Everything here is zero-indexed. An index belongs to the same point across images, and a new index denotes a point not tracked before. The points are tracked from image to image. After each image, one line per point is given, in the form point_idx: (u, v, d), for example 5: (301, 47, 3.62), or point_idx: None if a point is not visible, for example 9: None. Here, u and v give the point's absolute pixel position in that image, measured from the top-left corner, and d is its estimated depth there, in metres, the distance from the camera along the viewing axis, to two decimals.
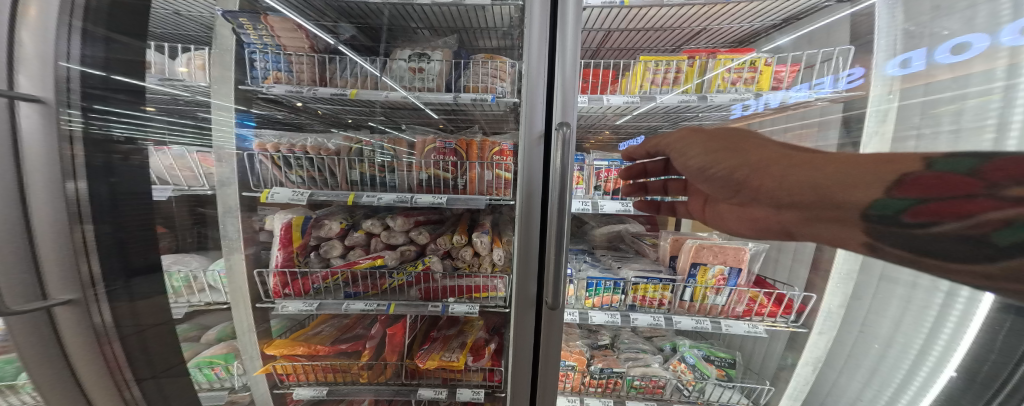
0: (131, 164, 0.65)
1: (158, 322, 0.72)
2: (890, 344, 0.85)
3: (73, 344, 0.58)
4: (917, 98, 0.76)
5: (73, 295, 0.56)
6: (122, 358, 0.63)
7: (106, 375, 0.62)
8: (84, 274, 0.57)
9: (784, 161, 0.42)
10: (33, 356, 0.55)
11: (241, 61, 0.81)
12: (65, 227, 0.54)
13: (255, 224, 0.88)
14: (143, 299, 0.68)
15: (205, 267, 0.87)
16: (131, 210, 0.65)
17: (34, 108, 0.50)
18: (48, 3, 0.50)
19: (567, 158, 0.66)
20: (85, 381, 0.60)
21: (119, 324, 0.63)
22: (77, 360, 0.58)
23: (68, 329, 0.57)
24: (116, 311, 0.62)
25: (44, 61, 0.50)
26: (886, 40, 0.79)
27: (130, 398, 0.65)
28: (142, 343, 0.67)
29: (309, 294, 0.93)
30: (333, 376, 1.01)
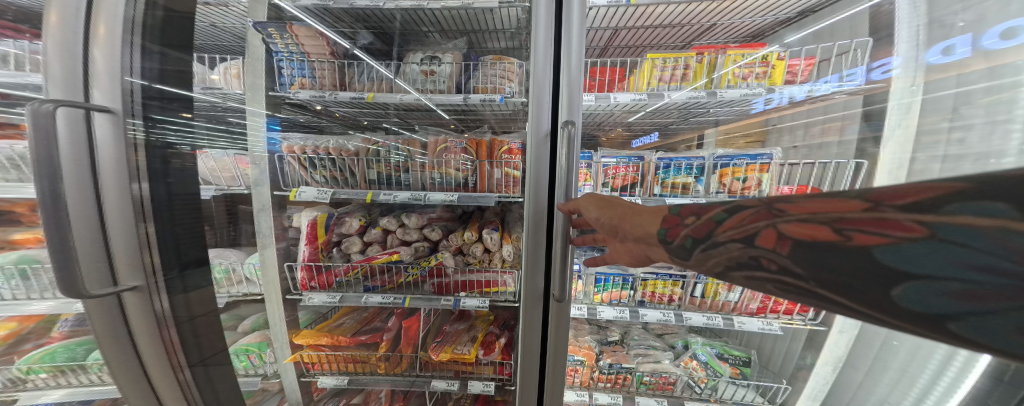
0: (183, 169, 0.73)
1: (207, 311, 0.80)
2: (914, 344, 0.80)
3: (138, 327, 0.65)
4: (950, 89, 0.72)
5: (137, 283, 0.63)
6: (178, 342, 0.71)
7: (166, 359, 0.70)
8: (148, 264, 0.65)
9: (631, 210, 0.55)
10: (108, 335, 0.63)
11: (270, 69, 0.88)
12: (131, 224, 0.61)
13: (285, 222, 0.96)
14: (196, 290, 0.76)
15: (242, 260, 0.96)
16: (183, 208, 0.73)
17: (105, 117, 0.57)
18: (114, 24, 0.57)
19: (572, 155, 0.68)
20: (148, 360, 0.68)
21: (175, 312, 0.71)
22: (143, 341, 0.67)
23: (134, 313, 0.65)
24: (172, 300, 0.69)
25: (112, 76, 0.57)
26: (909, 31, 0.75)
27: (183, 379, 0.73)
28: (194, 331, 0.75)
29: (333, 287, 0.99)
30: (353, 366, 1.07)
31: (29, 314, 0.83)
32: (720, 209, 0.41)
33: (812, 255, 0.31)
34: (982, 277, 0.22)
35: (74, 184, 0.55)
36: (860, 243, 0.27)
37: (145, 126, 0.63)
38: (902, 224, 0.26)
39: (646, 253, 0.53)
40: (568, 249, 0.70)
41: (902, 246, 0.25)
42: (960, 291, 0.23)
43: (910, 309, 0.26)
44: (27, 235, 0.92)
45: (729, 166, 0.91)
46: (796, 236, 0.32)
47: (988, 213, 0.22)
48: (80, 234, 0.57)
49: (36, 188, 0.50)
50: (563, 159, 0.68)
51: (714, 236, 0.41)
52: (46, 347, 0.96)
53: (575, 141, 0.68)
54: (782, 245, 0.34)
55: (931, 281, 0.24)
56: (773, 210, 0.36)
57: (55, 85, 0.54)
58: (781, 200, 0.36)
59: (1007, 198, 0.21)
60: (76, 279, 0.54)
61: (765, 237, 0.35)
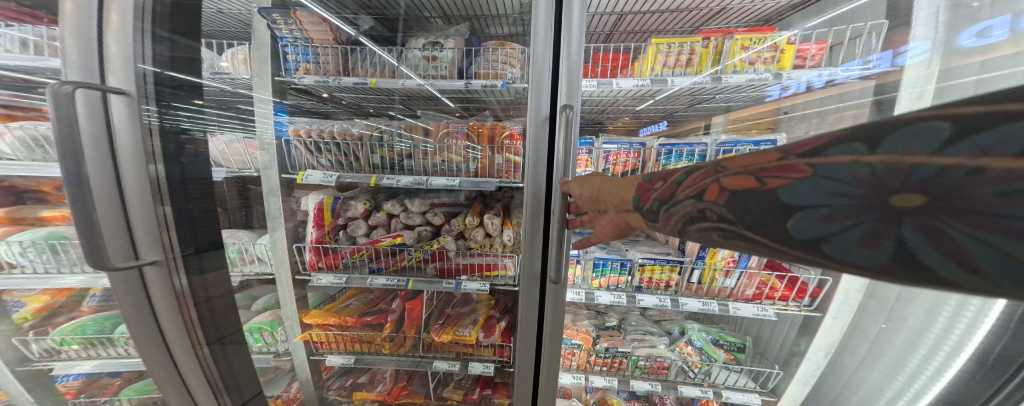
0: (198, 153, 0.77)
1: (222, 293, 0.84)
2: (900, 326, 0.81)
3: (161, 304, 0.70)
4: (971, 76, 0.67)
5: (157, 257, 0.67)
6: (196, 320, 0.75)
7: (185, 334, 0.74)
8: (166, 241, 0.68)
9: (609, 181, 0.56)
10: (133, 308, 0.68)
11: (276, 55, 0.90)
12: (150, 203, 0.64)
13: (294, 205, 0.99)
14: (211, 272, 0.80)
15: (253, 241, 0.99)
16: (198, 189, 0.76)
17: (121, 99, 0.60)
18: (126, 10, 0.58)
19: (570, 140, 0.69)
20: (168, 334, 0.73)
21: (194, 291, 0.75)
22: (164, 316, 0.71)
23: (156, 288, 0.69)
24: (190, 280, 0.74)
25: (126, 60, 0.59)
26: (928, 12, 0.70)
27: (201, 355, 0.77)
28: (211, 310, 0.79)
29: (339, 268, 1.02)
30: (360, 346, 1.11)
31: (61, 286, 0.89)
32: (682, 172, 0.41)
33: (741, 202, 0.32)
34: (841, 202, 0.26)
35: (94, 161, 0.58)
36: (771, 186, 0.30)
37: (159, 111, 0.65)
38: (797, 167, 0.29)
39: (625, 221, 0.53)
40: (564, 231, 0.72)
41: (795, 184, 0.28)
42: (828, 216, 0.26)
43: (800, 238, 0.29)
44: (55, 213, 0.96)
45: (732, 152, 0.91)
46: (729, 186, 0.34)
47: (848, 152, 0.26)
48: (102, 210, 0.60)
49: (61, 166, 0.54)
50: (561, 143, 0.69)
51: (673, 196, 0.40)
52: (77, 320, 1.02)
53: (573, 127, 0.70)
54: (720, 197, 0.35)
55: (811, 209, 0.27)
56: (718, 168, 0.36)
57: (74, 71, 0.57)
58: (726, 160, 0.37)
59: (864, 139, 0.26)
60: (103, 253, 0.58)
61: (710, 192, 0.36)
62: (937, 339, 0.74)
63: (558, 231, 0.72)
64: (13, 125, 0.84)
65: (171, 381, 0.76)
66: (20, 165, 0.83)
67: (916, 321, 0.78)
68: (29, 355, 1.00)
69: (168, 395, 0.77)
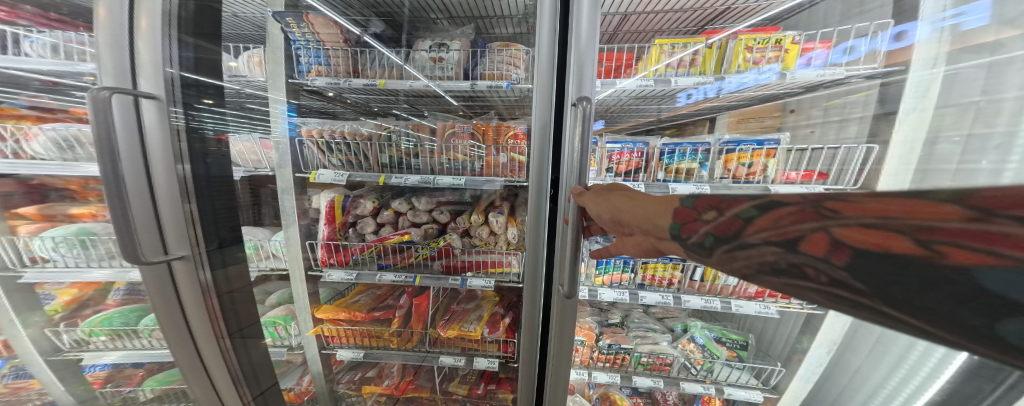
0: (221, 150, 0.80)
1: (244, 285, 0.87)
2: None
3: (187, 296, 0.74)
4: (979, 78, 0.66)
5: (185, 252, 0.71)
6: (219, 311, 0.79)
7: (209, 325, 0.78)
8: (192, 238, 0.72)
9: (632, 202, 0.53)
10: (161, 299, 0.72)
11: (289, 57, 0.93)
12: (179, 202, 0.68)
13: (306, 203, 1.02)
14: (235, 265, 0.84)
15: (268, 237, 1.03)
16: (220, 188, 0.79)
17: (151, 103, 0.63)
18: (156, 17, 0.62)
19: (585, 139, 0.69)
20: (195, 325, 0.76)
21: (217, 285, 0.78)
22: (190, 307, 0.75)
23: (183, 282, 0.73)
24: (213, 273, 0.77)
25: (154, 65, 0.63)
26: (932, 11, 0.70)
27: (223, 346, 0.81)
28: (231, 303, 0.83)
29: (349, 264, 1.05)
30: (369, 340, 1.15)
31: (89, 280, 0.94)
32: (749, 205, 0.36)
33: (880, 268, 0.24)
34: None
35: (129, 161, 0.62)
36: (954, 260, 0.20)
37: (185, 114, 0.69)
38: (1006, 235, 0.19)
39: (655, 247, 0.49)
40: (579, 240, 0.71)
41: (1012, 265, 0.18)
42: None
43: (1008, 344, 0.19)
44: (83, 210, 1.01)
45: (735, 151, 0.91)
46: (853, 243, 0.26)
47: None
48: (137, 207, 0.64)
49: (99, 167, 0.58)
50: (578, 144, 0.70)
51: (742, 236, 0.35)
52: (102, 312, 1.07)
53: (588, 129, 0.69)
54: (836, 254, 0.27)
55: None
56: (819, 209, 0.29)
57: (110, 76, 0.60)
58: (831, 198, 0.29)
59: None
60: (136, 248, 0.63)
61: (813, 243, 0.28)
62: None
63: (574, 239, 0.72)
64: (45, 127, 0.89)
65: (194, 370, 0.81)
66: (53, 164, 0.87)
67: None
68: (59, 345, 1.05)
69: (191, 382, 0.81)
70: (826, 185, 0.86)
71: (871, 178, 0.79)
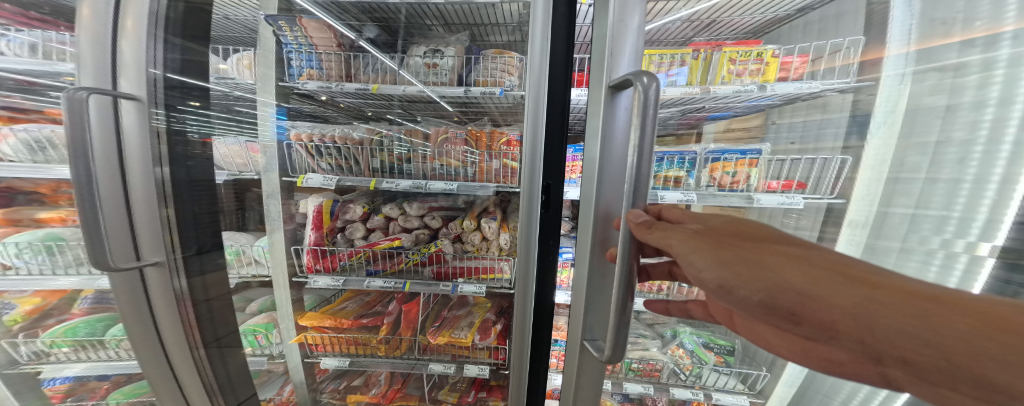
0: (205, 156, 0.78)
1: (222, 293, 0.84)
2: None
3: (160, 305, 0.70)
4: (942, 94, 0.69)
5: (159, 258, 0.68)
6: (195, 320, 0.75)
7: (184, 336, 0.73)
8: (168, 244, 0.69)
9: (866, 293, 0.30)
10: (131, 309, 0.68)
11: (280, 61, 0.91)
12: (155, 207, 0.66)
13: (293, 208, 0.99)
14: (212, 272, 0.80)
15: (251, 243, 0.98)
16: (201, 191, 0.77)
17: (132, 105, 0.61)
18: (141, 18, 0.60)
19: (646, 132, 0.41)
20: (167, 336, 0.72)
21: (193, 293, 0.75)
22: (162, 318, 0.70)
23: (156, 290, 0.69)
24: (189, 280, 0.74)
25: (137, 66, 0.60)
26: (900, 28, 0.73)
27: (198, 356, 0.77)
28: (209, 311, 0.80)
29: (337, 270, 1.02)
30: (355, 348, 1.11)
31: (54, 288, 0.89)
32: None
33: None
34: None
35: (105, 164, 0.59)
36: None
37: (166, 115, 0.67)
38: None
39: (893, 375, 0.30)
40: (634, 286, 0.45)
41: None
42: None
43: None
44: (52, 214, 0.96)
45: (720, 160, 0.95)
46: None
47: None
48: (109, 210, 0.61)
49: (71, 169, 0.54)
50: (633, 138, 0.42)
51: None
52: (68, 322, 1.01)
53: (646, 122, 0.42)
54: None
55: None
56: None
57: (86, 75, 0.58)
58: None
59: None
60: (107, 254, 0.59)
61: None
62: None
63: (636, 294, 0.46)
64: (16, 128, 0.85)
65: (166, 382, 0.75)
66: (22, 167, 0.83)
67: None
68: (18, 357, 0.99)
69: (163, 397, 0.76)
70: (806, 194, 0.87)
71: (848, 186, 0.82)
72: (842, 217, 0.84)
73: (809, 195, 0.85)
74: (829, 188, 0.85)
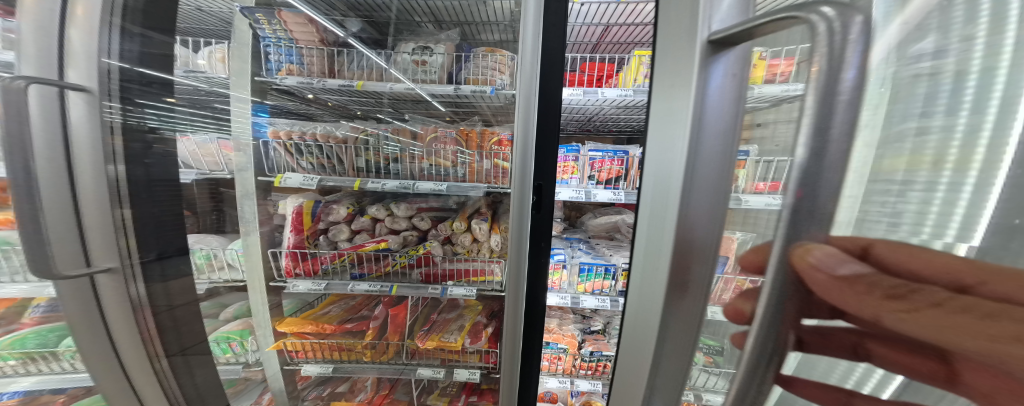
0: (167, 152, 0.71)
1: (187, 301, 0.77)
2: None
3: (114, 315, 0.61)
4: None
5: (112, 264, 0.60)
6: (156, 331, 0.67)
7: (144, 349, 0.65)
8: (123, 248, 0.61)
9: None
10: (79, 321, 0.59)
11: (257, 55, 0.85)
12: (107, 206, 0.58)
13: (270, 209, 0.93)
14: (175, 280, 0.73)
15: (224, 246, 0.90)
16: (162, 191, 0.70)
17: (80, 96, 0.54)
18: (93, 3, 0.54)
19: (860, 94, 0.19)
20: (123, 350, 0.63)
21: (154, 301, 0.67)
22: (119, 331, 0.62)
23: (109, 300, 0.60)
24: (150, 288, 0.66)
25: (88, 55, 0.54)
26: None
27: (161, 369, 0.68)
28: (173, 322, 0.72)
29: (319, 274, 0.98)
30: (339, 354, 1.07)
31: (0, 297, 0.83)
32: None
33: None
34: None
35: (46, 158, 0.52)
36: None
37: (122, 109, 0.61)
38: None
39: None
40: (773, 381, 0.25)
41: None
42: None
43: None
44: None
45: None
46: None
47: None
48: (50, 209, 0.53)
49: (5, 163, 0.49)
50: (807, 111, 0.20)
51: None
52: (14, 333, 0.93)
53: (844, 88, 0.19)
54: None
55: None
56: None
57: (27, 63, 0.51)
58: None
59: None
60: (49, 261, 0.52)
61: None
62: None
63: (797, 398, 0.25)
64: None
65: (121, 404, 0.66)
66: None
67: None
68: None
69: None
70: None
71: None
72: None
73: None
74: None
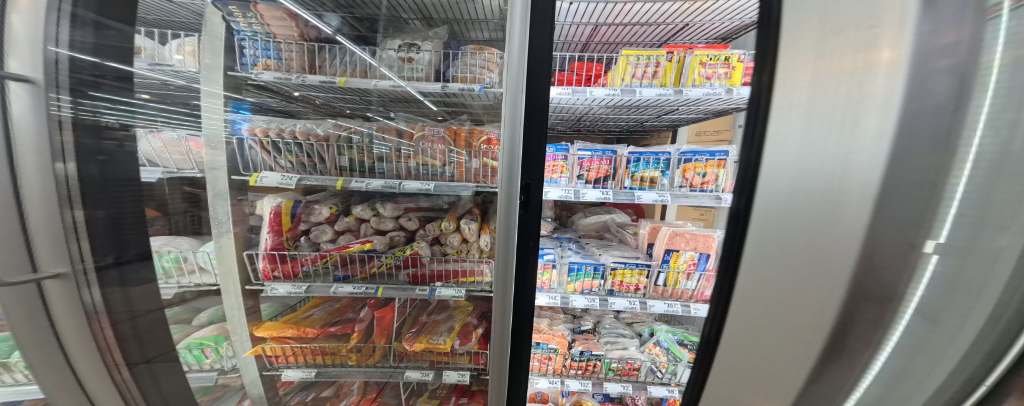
0: (127, 150, 0.67)
1: (152, 308, 0.73)
2: None
3: (65, 323, 0.58)
4: None
5: (62, 269, 0.57)
6: (114, 340, 0.63)
7: (99, 358, 0.62)
8: (75, 252, 0.58)
9: None
10: (25, 329, 0.55)
11: (231, 49, 0.81)
12: (54, 207, 0.55)
13: (246, 209, 0.89)
14: (137, 286, 0.69)
15: (195, 248, 0.83)
16: (121, 190, 0.66)
17: (24, 88, 0.52)
18: None
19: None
20: (75, 359, 0.60)
21: (111, 307, 0.63)
22: (71, 338, 0.59)
23: (60, 306, 0.57)
24: (107, 294, 0.62)
25: (31, 43, 0.52)
26: None
27: (119, 378, 0.65)
28: (135, 332, 0.68)
29: (299, 277, 0.94)
30: (322, 358, 1.03)
31: None
32: None
33: None
34: None
35: None
36: None
37: (74, 103, 0.57)
38: None
39: None
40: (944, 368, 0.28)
41: None
42: None
43: None
44: None
45: (691, 161, 1.00)
46: None
47: None
48: None
49: None
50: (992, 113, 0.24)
51: None
52: None
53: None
54: None
55: None
56: None
57: None
58: None
59: None
60: None
61: None
62: None
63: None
64: None
65: None
66: None
67: None
68: None
69: None
70: None
71: None
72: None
73: None
74: None
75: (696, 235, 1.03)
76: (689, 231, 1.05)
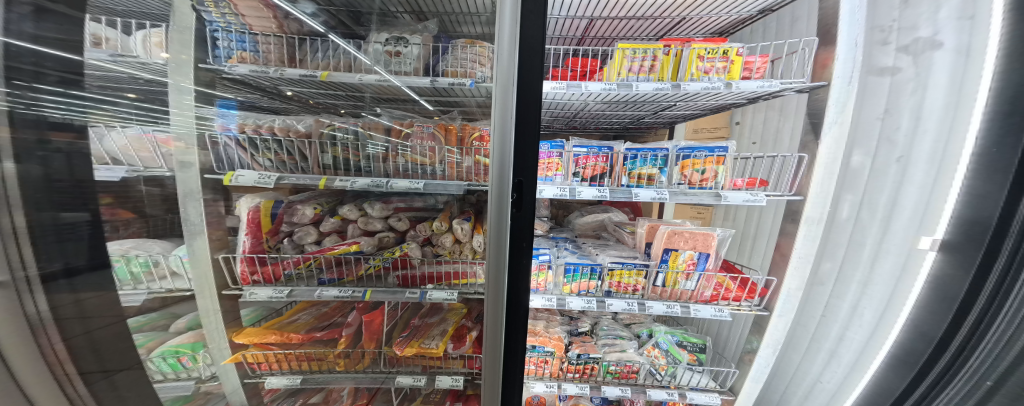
0: (82, 149, 0.62)
1: (108, 323, 0.69)
2: (854, 306, 1.01)
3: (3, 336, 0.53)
4: (885, 88, 0.94)
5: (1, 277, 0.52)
6: (65, 354, 0.60)
7: (48, 371, 0.57)
8: (15, 258, 0.54)
9: None
10: None
11: (203, 40, 0.77)
12: None
13: (222, 209, 0.85)
14: (93, 296, 0.65)
15: (167, 252, 0.79)
16: (74, 196, 0.61)
17: None
18: None
19: None
20: (19, 373, 0.55)
21: (61, 318, 0.59)
22: (13, 353, 0.54)
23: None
24: (54, 302, 0.58)
25: None
26: (851, 31, 0.78)
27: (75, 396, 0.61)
28: (92, 345, 0.65)
29: (281, 281, 0.90)
30: (309, 365, 0.99)
31: None
32: None
33: None
34: None
35: None
36: None
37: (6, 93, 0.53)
38: None
39: None
40: None
41: None
42: None
43: None
44: None
45: (689, 158, 0.97)
46: None
47: None
48: None
49: None
50: None
51: None
52: None
53: None
54: None
55: None
56: None
57: None
58: None
59: None
60: None
61: None
62: (873, 307, 0.97)
63: (866, 333, 0.98)
64: None
65: None
66: None
67: (859, 296, 1.00)
68: None
69: None
70: (767, 191, 0.94)
71: (803, 184, 0.88)
72: (800, 213, 0.88)
73: (771, 193, 0.90)
74: (787, 186, 0.91)
75: (695, 233, 1.00)
76: (687, 229, 1.02)
